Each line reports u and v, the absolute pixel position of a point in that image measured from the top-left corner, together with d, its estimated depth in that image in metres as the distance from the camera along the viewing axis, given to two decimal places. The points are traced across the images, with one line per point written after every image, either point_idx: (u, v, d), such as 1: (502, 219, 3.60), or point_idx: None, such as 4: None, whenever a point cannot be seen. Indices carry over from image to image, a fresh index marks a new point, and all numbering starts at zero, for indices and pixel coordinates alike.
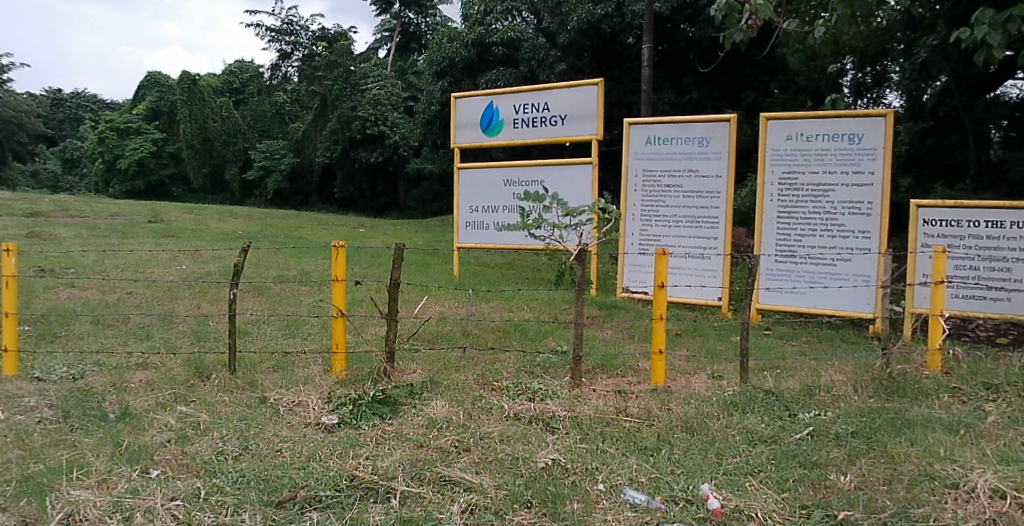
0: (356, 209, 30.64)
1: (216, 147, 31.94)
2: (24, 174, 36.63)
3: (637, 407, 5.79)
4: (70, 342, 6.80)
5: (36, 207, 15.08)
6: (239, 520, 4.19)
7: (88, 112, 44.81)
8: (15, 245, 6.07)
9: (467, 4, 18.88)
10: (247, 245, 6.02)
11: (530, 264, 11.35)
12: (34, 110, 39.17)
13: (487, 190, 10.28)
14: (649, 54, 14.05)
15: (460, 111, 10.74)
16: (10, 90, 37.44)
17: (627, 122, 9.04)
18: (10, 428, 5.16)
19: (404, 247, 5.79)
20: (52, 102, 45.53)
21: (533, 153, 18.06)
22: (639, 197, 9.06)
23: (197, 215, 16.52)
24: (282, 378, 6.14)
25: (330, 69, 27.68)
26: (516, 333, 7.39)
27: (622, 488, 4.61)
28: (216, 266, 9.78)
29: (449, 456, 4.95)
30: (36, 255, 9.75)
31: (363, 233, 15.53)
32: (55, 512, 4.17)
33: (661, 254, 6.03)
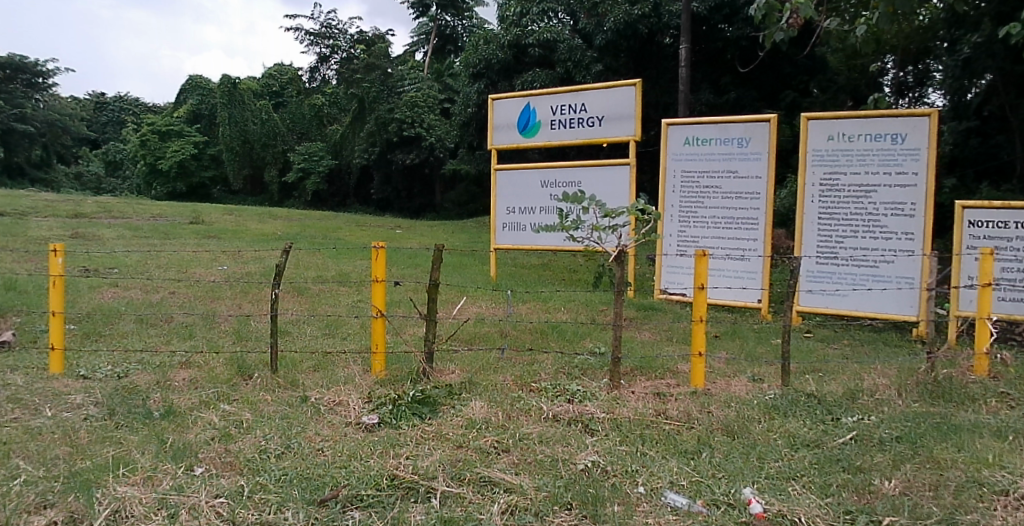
0: (392, 211, 30.88)
1: (256, 149, 32.34)
2: (67, 177, 37.61)
3: (677, 410, 5.74)
4: (114, 341, 6.91)
5: (80, 208, 15.39)
6: (282, 518, 4.21)
7: (131, 115, 45.68)
8: (62, 245, 6.19)
9: (503, 6, 18.97)
10: (288, 244, 6.02)
11: (567, 266, 11.32)
12: (80, 114, 40.12)
13: (524, 192, 10.26)
14: (686, 54, 13.94)
15: (497, 112, 10.74)
16: (56, 95, 38.34)
17: (665, 122, 8.99)
18: (58, 425, 5.26)
19: (443, 248, 5.74)
20: (96, 106, 46.42)
21: (569, 155, 18.06)
22: (678, 198, 9.01)
23: (236, 217, 16.76)
24: (323, 378, 6.17)
25: (368, 71, 28.03)
26: (554, 334, 7.36)
27: (663, 491, 4.56)
28: (256, 267, 9.89)
29: (489, 457, 4.95)
30: (81, 255, 9.94)
31: (399, 234, 15.64)
32: (102, 508, 4.21)
33: (701, 255, 5.94)
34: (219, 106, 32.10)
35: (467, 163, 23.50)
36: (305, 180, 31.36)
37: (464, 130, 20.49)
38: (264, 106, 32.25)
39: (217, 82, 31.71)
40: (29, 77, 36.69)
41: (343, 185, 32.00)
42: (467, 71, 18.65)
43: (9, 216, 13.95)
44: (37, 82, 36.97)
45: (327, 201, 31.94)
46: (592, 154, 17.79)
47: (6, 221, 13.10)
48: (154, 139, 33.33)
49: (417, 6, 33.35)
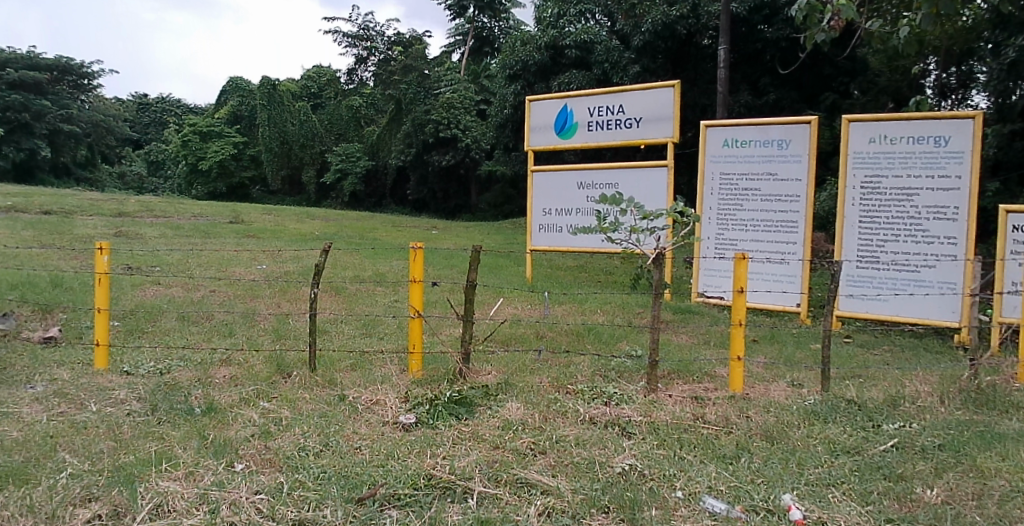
0: (428, 211, 31.07)
1: (295, 149, 32.68)
2: (111, 177, 38.37)
3: (715, 414, 5.69)
4: (157, 338, 7.02)
5: (124, 208, 15.67)
6: (321, 515, 4.24)
7: (174, 116, 46.39)
8: (108, 243, 6.32)
9: (539, 7, 18.98)
10: (326, 244, 6.04)
11: (602, 268, 11.28)
12: (124, 115, 40.84)
13: (561, 193, 10.25)
14: (724, 55, 13.83)
15: (534, 114, 10.73)
16: (100, 96, 39.07)
17: (704, 123, 8.93)
18: (103, 420, 5.36)
19: (480, 249, 5.72)
20: (138, 107, 47.19)
21: (604, 156, 18.01)
22: (716, 200, 8.95)
23: (275, 216, 16.98)
24: (361, 377, 6.21)
25: (406, 73, 28.23)
26: (590, 336, 7.34)
27: (702, 496, 4.52)
28: (294, 266, 10.02)
29: (526, 458, 4.95)
30: (124, 254, 10.10)
31: (436, 235, 15.68)
32: (145, 502, 4.28)
33: (741, 258, 5.91)
34: (259, 107, 32.49)
35: (503, 164, 23.57)
36: (342, 180, 31.67)
37: (501, 132, 20.56)
38: (303, 107, 32.48)
39: (257, 83, 32.14)
40: (76, 78, 37.51)
41: (379, 186, 32.27)
42: (504, 72, 18.70)
43: (56, 214, 14.26)
44: (83, 83, 37.75)
45: (363, 201, 32.24)
46: (630, 156, 17.72)
47: (55, 219, 13.39)
48: (195, 140, 33.86)
49: (454, 7, 33.46)
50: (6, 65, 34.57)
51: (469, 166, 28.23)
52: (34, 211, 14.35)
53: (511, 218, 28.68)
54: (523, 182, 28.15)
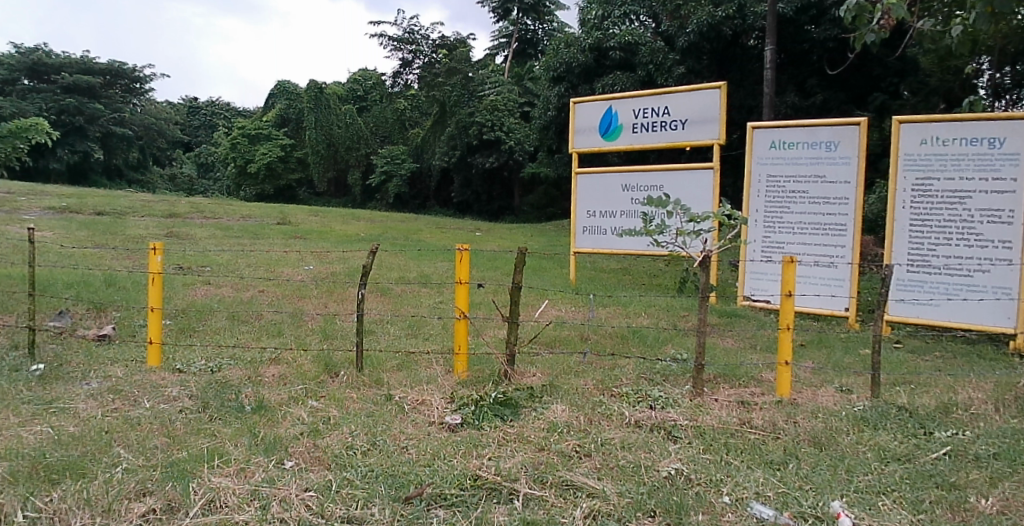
0: (471, 214, 31.20)
1: (341, 152, 33.03)
2: (163, 179, 39.16)
3: (762, 419, 5.63)
4: (207, 336, 7.16)
5: (175, 209, 15.98)
6: (370, 513, 4.28)
7: (223, 119, 47.23)
8: (161, 243, 6.46)
9: (583, 9, 18.96)
10: (374, 245, 6.04)
11: (646, 271, 11.23)
12: (174, 118, 41.70)
13: (605, 195, 10.23)
14: (771, 56, 13.67)
15: (578, 116, 10.72)
16: (152, 100, 39.97)
17: (750, 125, 8.83)
18: (156, 416, 5.49)
19: (525, 251, 5.71)
20: (189, 110, 48.15)
21: (647, 159, 17.92)
22: (762, 203, 8.85)
23: (321, 218, 17.19)
24: (407, 377, 6.26)
25: (449, 76, 28.49)
26: (635, 339, 7.31)
27: (749, 502, 4.46)
28: (341, 267, 10.14)
29: (571, 461, 4.94)
30: (176, 255, 10.32)
31: (480, 236, 15.76)
32: (198, 498, 4.37)
33: (789, 261, 5.87)
34: (306, 110, 32.90)
35: (547, 166, 23.59)
36: (387, 182, 31.95)
37: (544, 134, 20.59)
38: (349, 110, 32.83)
39: (304, 86, 32.59)
40: (129, 82, 38.55)
41: (424, 188, 32.56)
42: (547, 74, 18.74)
43: (109, 215, 14.61)
44: (135, 87, 38.72)
45: (407, 204, 32.51)
46: (674, 158, 17.61)
47: (109, 220, 13.74)
48: (244, 143, 34.44)
49: (498, 10, 33.61)
50: (61, 69, 35.65)
51: (512, 168, 28.29)
52: (89, 212, 14.72)
53: (553, 220, 28.66)
54: (567, 185, 28.11)
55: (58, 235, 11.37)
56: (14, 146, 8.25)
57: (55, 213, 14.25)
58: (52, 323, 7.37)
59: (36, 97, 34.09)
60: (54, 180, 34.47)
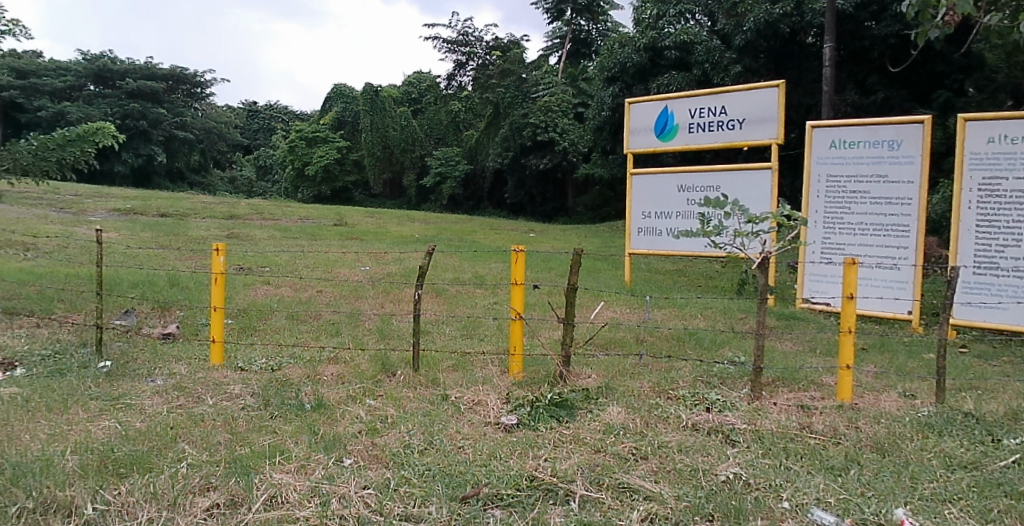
0: (524, 215, 31.25)
1: (396, 154, 33.33)
2: (223, 181, 40.14)
3: (822, 424, 5.52)
4: (268, 335, 7.31)
5: (235, 210, 16.37)
6: (427, 512, 4.33)
7: (281, 122, 48.16)
8: (223, 244, 6.62)
9: (638, 9, 18.87)
10: (430, 246, 6.08)
11: (702, 272, 11.12)
12: (234, 122, 42.73)
13: (660, 196, 10.16)
14: (830, 54, 13.39)
15: (633, 117, 10.66)
16: (212, 104, 41.01)
17: (809, 124, 8.67)
18: (220, 412, 5.63)
19: (581, 252, 5.69)
20: (248, 114, 49.22)
21: (701, 159, 17.74)
22: (822, 203, 8.69)
23: (376, 219, 17.42)
24: (462, 377, 6.31)
25: (504, 77, 28.82)
26: (692, 341, 7.24)
27: (810, 508, 4.39)
28: (396, 268, 10.27)
29: (628, 463, 4.92)
30: (237, 255, 10.58)
31: (533, 238, 15.76)
32: (261, 493, 4.47)
33: (851, 263, 5.75)
34: (362, 113, 33.30)
35: (600, 167, 23.51)
36: (441, 184, 32.23)
37: (598, 134, 20.53)
38: (404, 112, 33.16)
39: (361, 89, 33.05)
40: (189, 87, 39.62)
41: (478, 189, 32.81)
42: (601, 75, 18.71)
43: (173, 217, 15.03)
44: (197, 92, 39.81)
45: (461, 205, 32.73)
46: (731, 158, 17.40)
47: (172, 222, 14.15)
48: (301, 145, 35.08)
49: (551, 11, 33.61)
50: (126, 75, 36.81)
51: (565, 169, 28.26)
52: (153, 213, 15.16)
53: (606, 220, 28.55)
54: (621, 185, 27.98)
55: (124, 237, 11.74)
56: (82, 151, 8.54)
57: (121, 215, 14.71)
58: (119, 321, 7.62)
59: (102, 103, 35.26)
60: (118, 183, 35.61)
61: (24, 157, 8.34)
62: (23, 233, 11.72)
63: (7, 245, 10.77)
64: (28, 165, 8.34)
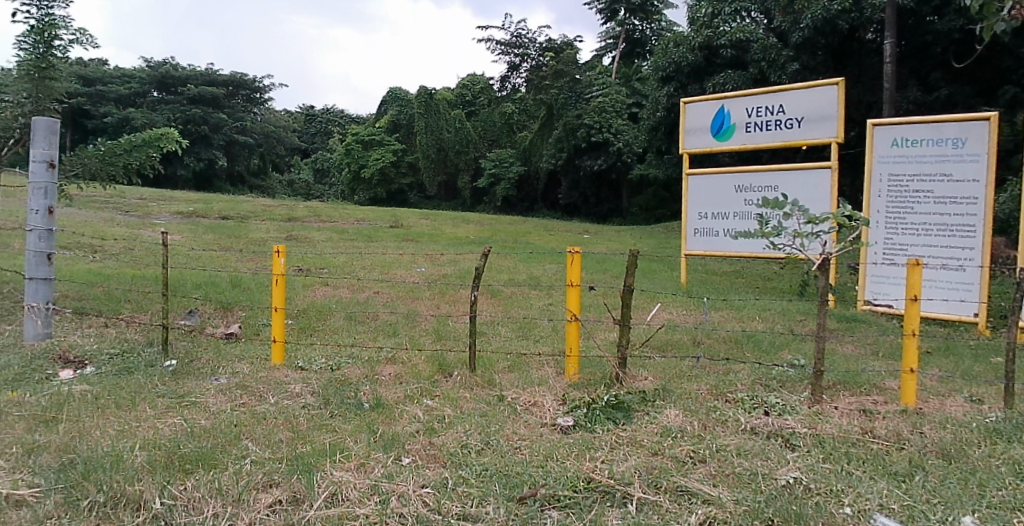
0: (579, 216, 31.20)
1: (450, 156, 33.51)
2: (281, 184, 40.99)
3: (885, 429, 5.41)
4: (327, 336, 7.45)
5: (293, 213, 16.73)
6: (485, 512, 4.37)
7: (337, 125, 48.98)
8: (284, 246, 6.76)
9: (693, 7, 18.68)
10: (486, 249, 6.12)
11: (761, 274, 10.97)
12: (292, 127, 43.58)
13: (717, 197, 10.06)
14: (891, 50, 13.05)
15: (689, 116, 10.56)
16: (271, 109, 41.89)
17: (870, 122, 8.50)
18: (282, 411, 5.77)
19: (638, 253, 5.65)
20: (306, 118, 50.11)
21: (758, 159, 17.49)
22: (884, 203, 8.51)
23: (431, 221, 17.59)
24: (519, 378, 6.36)
25: (557, 78, 29.00)
26: (750, 344, 7.17)
27: (872, 514, 4.31)
28: (452, 269, 10.37)
29: (686, 466, 4.89)
30: (296, 257, 10.81)
31: (589, 239, 15.72)
32: (322, 490, 4.56)
33: (915, 264, 5.61)
34: (416, 115, 33.52)
35: (654, 167, 23.35)
36: (495, 185, 32.39)
37: (652, 134, 20.38)
38: (459, 115, 33.30)
39: (416, 92, 33.33)
40: (249, 93, 40.54)
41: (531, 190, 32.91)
42: (656, 74, 18.59)
43: (233, 219, 15.42)
44: (256, 97, 40.72)
45: (513, 206, 32.84)
46: (788, 157, 17.11)
47: (232, 224, 14.51)
48: (357, 148, 35.60)
49: (605, 11, 33.46)
50: (187, 81, 37.78)
51: (619, 170, 28.12)
52: (214, 216, 15.57)
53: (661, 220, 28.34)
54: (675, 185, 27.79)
55: (187, 239, 12.09)
56: (148, 154, 8.82)
57: (184, 218, 15.15)
58: (183, 321, 7.85)
59: (165, 108, 36.27)
60: (181, 187, 36.58)
61: (93, 162, 8.63)
62: (93, 236, 12.15)
63: (77, 247, 11.19)
64: (96, 170, 8.65)
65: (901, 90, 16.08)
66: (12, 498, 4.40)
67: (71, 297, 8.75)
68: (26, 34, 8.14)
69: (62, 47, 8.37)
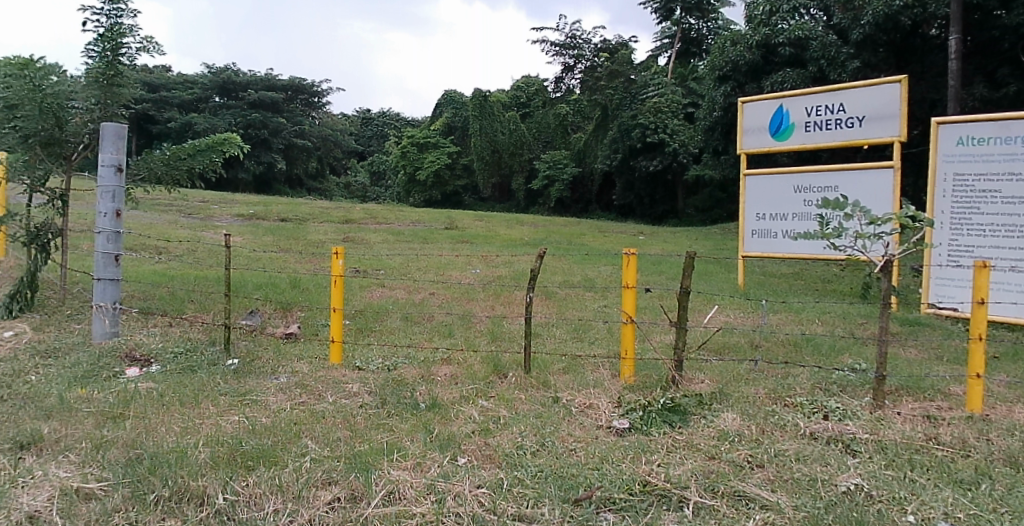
0: (634, 217, 31.00)
1: (505, 157, 33.68)
2: (338, 187, 41.72)
3: (950, 435, 5.26)
4: (384, 336, 7.57)
5: (350, 215, 17.02)
6: (541, 513, 4.39)
7: (393, 128, 49.55)
8: (343, 248, 6.89)
9: (750, 6, 18.39)
10: (541, 250, 6.11)
11: (819, 276, 10.76)
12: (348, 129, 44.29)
13: (776, 198, 9.90)
14: (956, 46, 12.65)
15: (747, 116, 10.41)
16: (328, 113, 42.65)
17: (934, 121, 8.29)
18: (340, 410, 5.88)
19: (694, 255, 5.59)
20: (363, 121, 50.79)
21: (817, 159, 17.15)
22: (949, 203, 8.25)
23: (486, 223, 17.68)
24: (574, 380, 6.37)
25: (612, 79, 28.85)
26: (809, 348, 7.05)
27: (937, 523, 4.20)
28: (506, 271, 10.44)
29: (743, 471, 4.84)
30: (354, 259, 11.00)
31: (643, 240, 15.63)
32: (379, 488, 4.63)
33: (982, 266, 5.45)
34: (471, 118, 33.65)
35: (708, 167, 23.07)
36: (549, 187, 32.40)
37: (707, 135, 20.14)
38: (514, 117, 33.43)
39: (470, 95, 33.17)
40: (307, 97, 41.34)
41: (585, 192, 32.84)
42: (712, 74, 18.35)
43: (292, 221, 15.77)
44: (314, 101, 41.54)
45: (567, 207, 32.82)
46: (847, 157, 16.73)
47: (291, 226, 14.82)
48: (413, 151, 36.03)
49: (660, 10, 33.17)
50: (248, 87, 38.71)
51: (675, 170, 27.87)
52: (274, 218, 15.93)
53: (717, 221, 28.01)
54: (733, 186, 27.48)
55: (248, 241, 12.41)
56: (211, 159, 9.06)
57: (244, 220, 15.55)
58: (245, 321, 8.05)
59: (227, 113, 37.24)
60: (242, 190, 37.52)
61: (159, 167, 8.91)
62: (159, 237, 12.57)
63: (143, 249, 11.58)
64: (162, 174, 8.93)
65: (967, 87, 15.58)
66: (81, 491, 4.57)
67: (137, 297, 9.06)
68: (95, 42, 8.44)
69: (129, 54, 8.65)
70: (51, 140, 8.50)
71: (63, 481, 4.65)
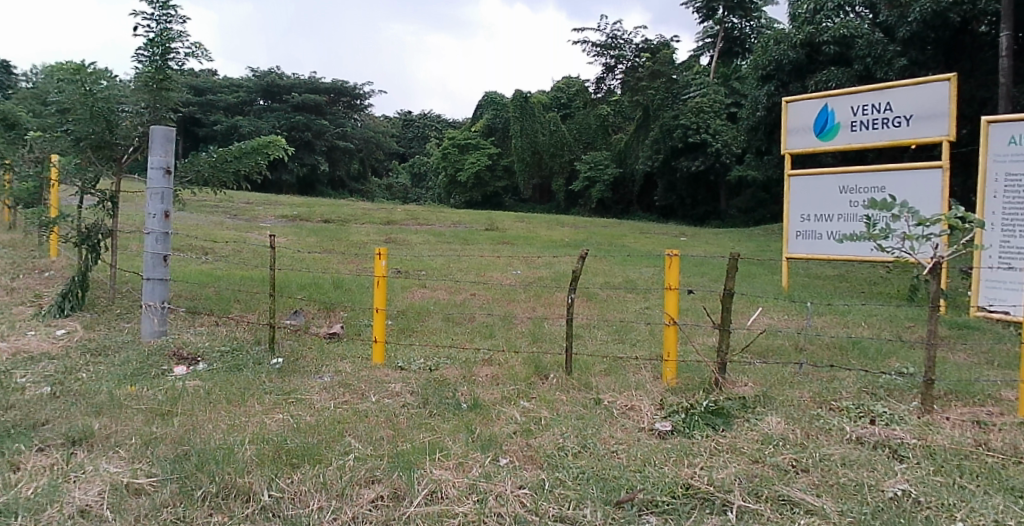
0: (675, 218, 30.76)
1: (544, 158, 33.69)
2: (379, 188, 42.13)
3: (1002, 441, 5.14)
4: (425, 337, 7.64)
5: (392, 216, 17.19)
6: (583, 514, 4.40)
7: (433, 129, 49.89)
8: (385, 248, 6.96)
9: (795, 4, 18.14)
10: (583, 252, 6.10)
11: (865, 278, 10.58)
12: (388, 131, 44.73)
13: (820, 198, 9.77)
14: (1007, 43, 12.35)
15: (791, 116, 10.28)
16: (369, 115, 43.10)
17: (985, 119, 8.09)
18: (382, 409, 5.95)
19: (737, 257, 5.53)
20: (403, 123, 51.21)
21: (862, 159, 16.87)
22: (1000, 204, 8.06)
23: (526, 224, 17.71)
24: (615, 382, 6.36)
25: (653, 79, 28.62)
26: (855, 351, 6.94)
27: None
28: (546, 272, 10.46)
29: (788, 475, 4.79)
30: (396, 260, 11.13)
31: (684, 242, 15.52)
32: (422, 488, 4.68)
33: None
34: (511, 119, 33.69)
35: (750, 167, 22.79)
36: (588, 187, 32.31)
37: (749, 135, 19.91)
38: (553, 118, 33.39)
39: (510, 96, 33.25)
40: (349, 99, 41.81)
41: (625, 192, 32.65)
42: (755, 73, 18.13)
43: (334, 223, 15.99)
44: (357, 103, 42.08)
45: (608, 209, 32.70)
46: (894, 157, 16.42)
47: (334, 227, 15.03)
48: (454, 152, 36.26)
49: (702, 10, 32.92)
50: (291, 90, 39.30)
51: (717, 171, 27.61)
52: (317, 220, 16.16)
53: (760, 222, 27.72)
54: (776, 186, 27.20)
55: (292, 242, 12.62)
56: (256, 162, 9.23)
57: (288, 221, 15.81)
58: (290, 320, 8.19)
59: (271, 116, 37.86)
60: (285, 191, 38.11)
61: (206, 168, 9.10)
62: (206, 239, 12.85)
63: (191, 250, 11.83)
64: (209, 176, 9.12)
65: (1018, 84, 15.18)
66: (132, 486, 4.70)
67: (185, 297, 9.27)
68: (144, 47, 8.66)
69: (177, 59, 8.85)
70: (102, 143, 8.65)
71: (113, 476, 4.79)
